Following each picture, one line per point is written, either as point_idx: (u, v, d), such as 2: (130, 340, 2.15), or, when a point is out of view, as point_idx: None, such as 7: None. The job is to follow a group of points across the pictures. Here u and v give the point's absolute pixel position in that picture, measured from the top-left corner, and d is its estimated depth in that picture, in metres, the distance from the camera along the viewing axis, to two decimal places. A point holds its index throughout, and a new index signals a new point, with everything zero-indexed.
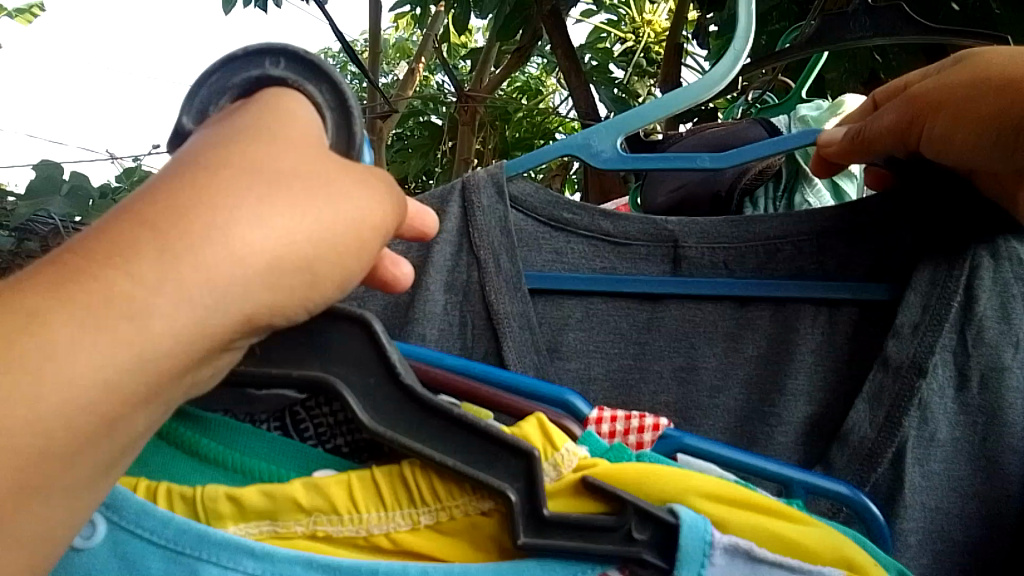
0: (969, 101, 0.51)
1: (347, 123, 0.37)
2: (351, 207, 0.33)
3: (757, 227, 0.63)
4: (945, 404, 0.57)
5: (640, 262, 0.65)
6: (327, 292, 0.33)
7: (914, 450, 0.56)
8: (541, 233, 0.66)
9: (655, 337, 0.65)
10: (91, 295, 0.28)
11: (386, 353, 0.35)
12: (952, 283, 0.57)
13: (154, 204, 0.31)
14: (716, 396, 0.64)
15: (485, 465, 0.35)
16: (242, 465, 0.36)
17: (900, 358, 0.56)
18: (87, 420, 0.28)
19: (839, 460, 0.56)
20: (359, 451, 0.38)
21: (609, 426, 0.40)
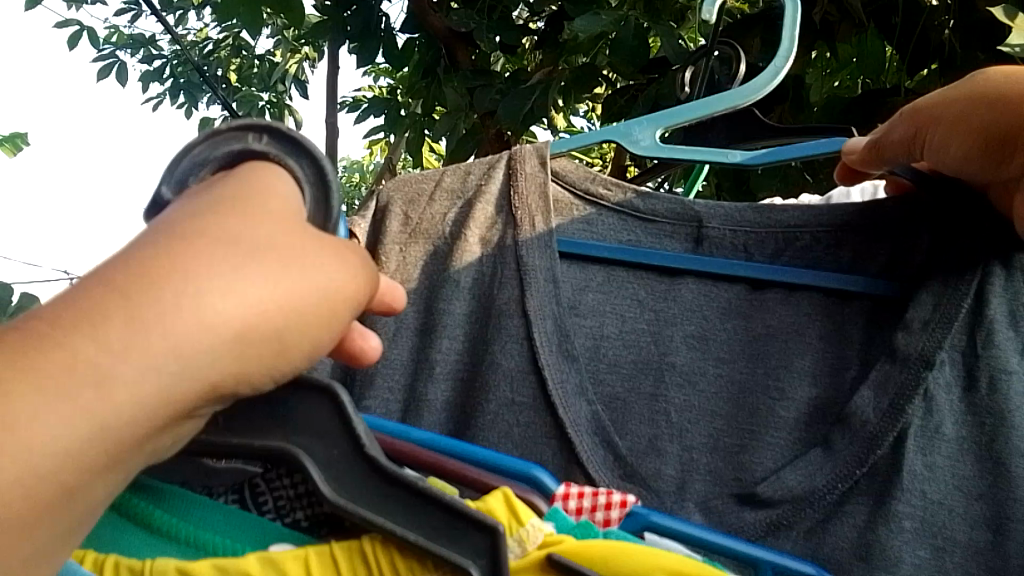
0: (961, 115, 0.53)
1: (325, 198, 0.36)
2: (324, 275, 0.33)
3: (775, 216, 0.65)
4: (951, 400, 0.57)
5: (664, 239, 0.67)
6: (296, 361, 0.32)
7: (916, 436, 0.56)
8: (573, 203, 0.68)
9: (670, 306, 0.65)
10: (53, 363, 0.27)
11: (351, 424, 0.34)
12: (964, 287, 0.58)
13: (127, 269, 0.30)
14: (721, 367, 0.63)
15: (450, 540, 0.34)
16: (195, 539, 0.34)
17: (908, 349, 0.57)
18: (49, 487, 0.27)
19: (841, 441, 0.56)
20: (320, 526, 0.36)
21: (576, 503, 0.38)
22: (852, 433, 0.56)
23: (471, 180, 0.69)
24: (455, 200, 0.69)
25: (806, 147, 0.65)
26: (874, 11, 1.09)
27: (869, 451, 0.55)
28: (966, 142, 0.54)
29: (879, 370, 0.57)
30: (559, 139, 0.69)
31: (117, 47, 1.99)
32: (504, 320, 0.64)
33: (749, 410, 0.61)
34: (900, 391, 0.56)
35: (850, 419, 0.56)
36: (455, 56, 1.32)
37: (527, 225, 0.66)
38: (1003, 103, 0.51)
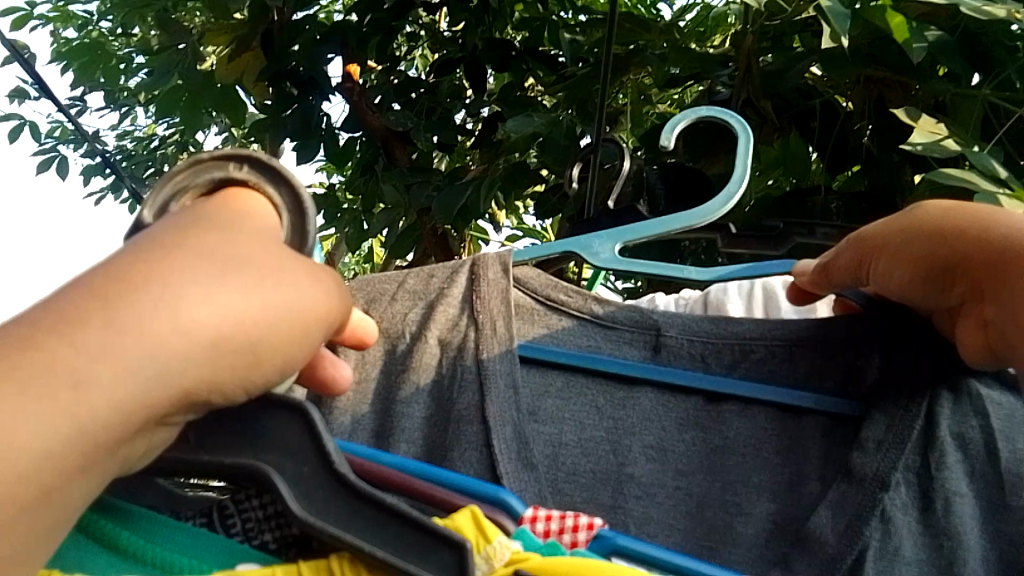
0: (912, 244, 0.51)
1: (302, 224, 0.38)
2: (298, 292, 0.34)
3: (731, 327, 0.61)
4: (908, 521, 0.54)
5: (622, 346, 0.62)
6: (267, 373, 0.33)
7: (875, 561, 0.52)
8: (535, 309, 0.62)
9: (628, 415, 0.59)
10: (33, 364, 0.28)
11: (321, 441, 0.35)
12: (914, 410, 0.54)
13: (107, 277, 0.30)
14: (680, 480, 0.57)
15: (418, 557, 0.34)
16: (160, 559, 0.34)
17: (865, 469, 0.53)
18: (27, 488, 0.27)
19: (800, 564, 0.52)
20: (287, 548, 0.36)
21: (543, 525, 0.39)
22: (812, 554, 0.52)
23: (433, 282, 0.62)
24: (418, 302, 0.62)
25: (762, 269, 0.62)
26: (793, 116, 1.02)
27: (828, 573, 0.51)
28: (913, 268, 0.52)
29: (837, 491, 0.53)
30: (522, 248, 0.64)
31: (59, 140, 1.83)
32: (462, 427, 0.57)
33: (708, 527, 0.56)
34: (858, 511, 0.52)
35: (808, 538, 0.52)
36: (393, 154, 1.27)
37: (490, 335, 0.59)
38: (955, 234, 0.49)
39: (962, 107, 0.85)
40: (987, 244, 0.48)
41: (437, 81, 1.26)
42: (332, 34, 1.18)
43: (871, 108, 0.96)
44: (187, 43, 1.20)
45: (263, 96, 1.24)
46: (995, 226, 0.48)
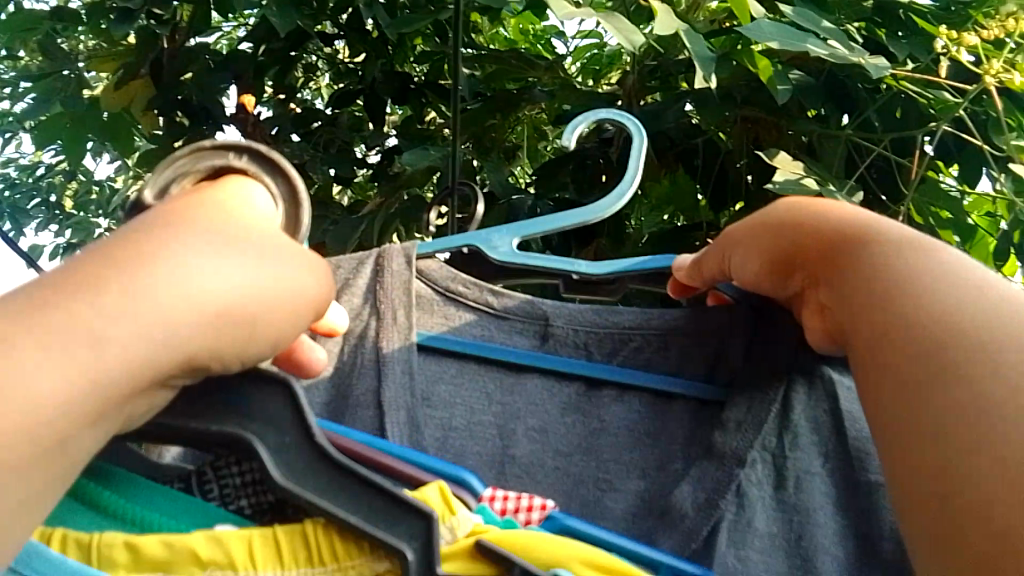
0: (759, 236, 0.56)
1: (296, 213, 0.43)
2: (289, 276, 0.37)
3: (612, 317, 0.69)
4: (762, 497, 0.61)
5: (513, 335, 0.69)
6: (260, 345, 0.36)
7: (727, 532, 0.60)
8: (434, 300, 0.69)
9: (514, 399, 0.67)
10: (55, 322, 0.30)
11: (302, 414, 0.37)
12: (769, 399, 0.61)
13: (122, 249, 0.33)
14: (559, 460, 0.66)
15: (388, 523, 0.37)
16: (141, 519, 0.37)
17: (725, 448, 0.60)
18: (46, 429, 0.28)
19: (669, 539, 0.59)
20: (262, 513, 0.40)
21: (499, 503, 0.44)
22: (673, 526, 0.59)
23: (340, 272, 0.67)
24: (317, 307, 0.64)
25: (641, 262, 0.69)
26: (678, 155, 1.10)
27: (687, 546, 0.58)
28: (759, 260, 0.57)
29: (699, 468, 0.61)
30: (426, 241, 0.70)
31: None
32: (358, 412, 0.64)
33: (582, 500, 0.64)
34: (715, 486, 0.60)
35: (672, 512, 0.60)
36: None
37: (391, 325, 0.66)
38: (788, 223, 0.53)
39: (828, 145, 0.98)
40: (814, 233, 0.51)
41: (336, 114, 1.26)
42: (226, 64, 1.18)
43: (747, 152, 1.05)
44: (72, 69, 1.19)
45: (153, 126, 1.22)
46: (829, 218, 0.50)
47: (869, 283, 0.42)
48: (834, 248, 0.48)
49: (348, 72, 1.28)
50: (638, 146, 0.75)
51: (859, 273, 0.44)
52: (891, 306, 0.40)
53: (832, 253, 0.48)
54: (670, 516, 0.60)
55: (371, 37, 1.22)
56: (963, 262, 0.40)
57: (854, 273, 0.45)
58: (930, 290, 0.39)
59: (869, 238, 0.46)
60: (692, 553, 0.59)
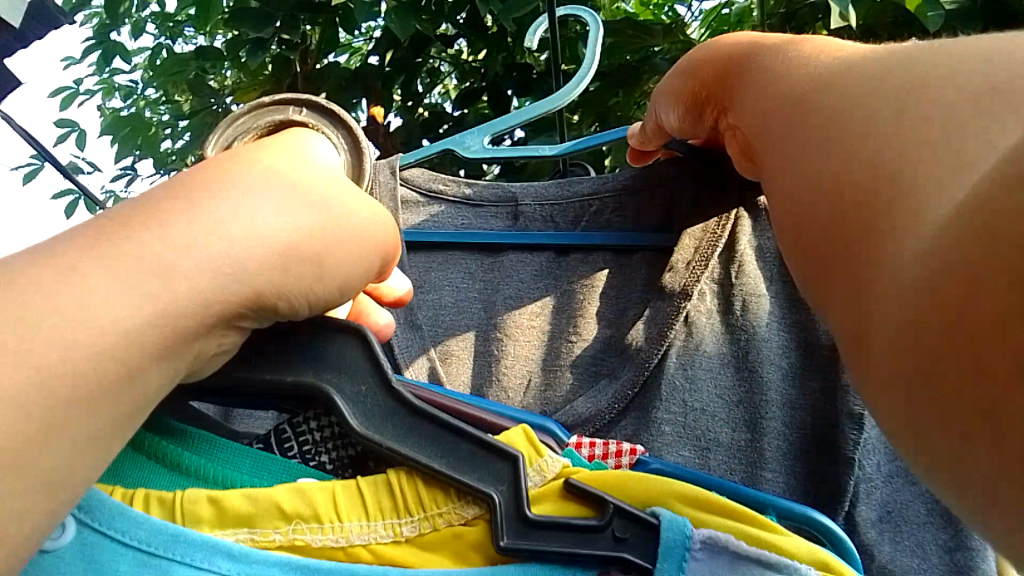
0: (677, 83, 0.62)
1: (359, 163, 0.43)
2: (357, 221, 0.37)
3: (574, 188, 0.74)
4: (710, 323, 0.64)
5: (487, 219, 0.75)
6: (329, 290, 0.36)
7: (677, 357, 0.63)
8: (418, 201, 0.76)
9: (495, 276, 0.71)
10: (125, 252, 0.30)
11: (378, 360, 0.37)
12: (718, 230, 0.66)
13: (188, 181, 0.33)
14: (536, 319, 0.69)
15: (471, 469, 0.36)
16: (222, 478, 0.36)
17: (673, 285, 0.65)
18: (110, 367, 0.29)
19: (625, 372, 0.63)
20: (344, 467, 0.39)
21: (587, 449, 0.44)
22: (630, 361, 0.64)
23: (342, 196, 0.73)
24: None
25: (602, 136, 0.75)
26: None
27: (640, 374, 0.62)
28: (679, 100, 0.62)
29: (653, 307, 0.65)
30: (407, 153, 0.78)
31: None
32: None
33: (553, 354, 0.67)
34: (667, 319, 0.64)
35: (628, 349, 0.64)
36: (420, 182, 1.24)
37: None
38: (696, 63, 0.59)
39: None
40: (713, 62, 0.56)
41: (462, 114, 1.10)
42: (356, 77, 1.07)
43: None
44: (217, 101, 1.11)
45: None
46: (725, 44, 0.56)
47: (767, 77, 0.47)
48: (732, 70, 0.53)
49: (471, 70, 1.09)
50: (593, 37, 0.83)
51: (755, 75, 0.49)
52: (779, 79, 0.45)
53: (733, 69, 0.53)
54: (627, 353, 0.64)
55: (489, 32, 1.05)
56: (833, 40, 0.45)
57: (749, 77, 0.50)
58: (801, 70, 0.44)
59: (760, 50, 0.51)
60: (644, 383, 0.63)
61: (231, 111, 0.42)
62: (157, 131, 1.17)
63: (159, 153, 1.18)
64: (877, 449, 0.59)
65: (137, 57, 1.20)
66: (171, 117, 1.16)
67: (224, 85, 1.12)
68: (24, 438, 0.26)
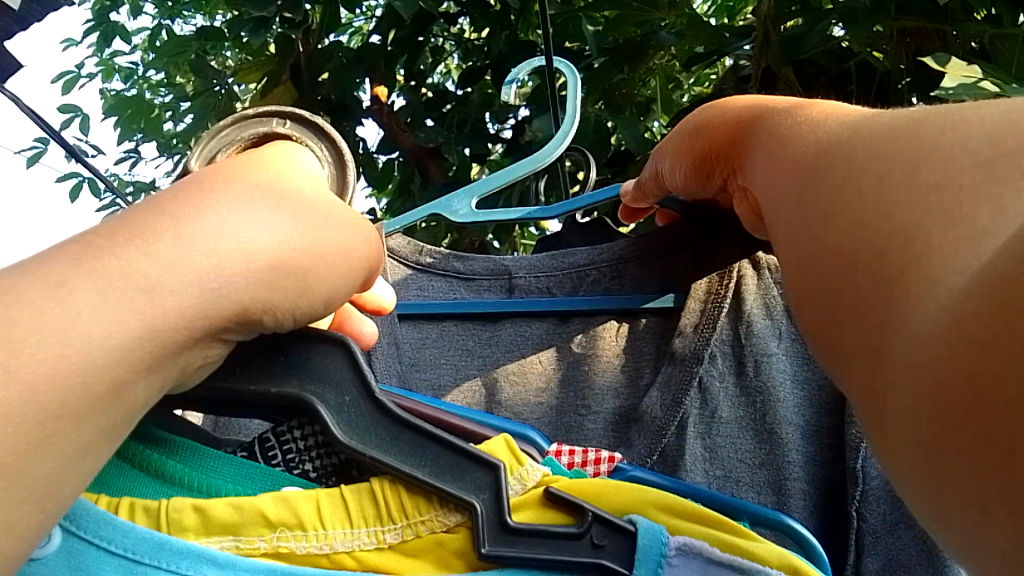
0: (686, 141, 0.60)
1: (342, 175, 0.44)
2: (346, 235, 0.38)
3: (568, 259, 0.77)
4: (725, 387, 0.69)
5: (481, 292, 0.78)
6: (315, 303, 0.36)
7: (696, 425, 0.68)
8: (407, 274, 0.79)
9: (494, 349, 0.76)
10: (112, 267, 0.31)
11: (362, 372, 0.37)
12: (722, 291, 0.71)
13: (175, 196, 0.34)
14: (541, 396, 0.74)
15: (453, 478, 0.36)
16: (208, 486, 0.37)
17: (684, 350, 0.69)
18: (102, 378, 0.29)
19: (640, 441, 0.68)
20: (328, 475, 0.40)
21: (567, 458, 0.45)
22: (647, 429, 0.68)
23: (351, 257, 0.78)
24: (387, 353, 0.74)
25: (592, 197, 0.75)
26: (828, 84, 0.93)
27: (656, 441, 0.67)
28: (685, 160, 0.61)
29: (665, 373, 0.70)
30: (390, 220, 0.78)
31: None
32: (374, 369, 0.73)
33: (564, 429, 0.72)
34: (680, 386, 0.68)
35: (644, 417, 0.69)
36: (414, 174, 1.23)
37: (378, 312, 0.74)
38: (705, 126, 0.58)
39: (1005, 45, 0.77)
40: (723, 124, 0.56)
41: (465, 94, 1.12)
42: (358, 59, 1.08)
43: (911, 65, 0.86)
44: (222, 84, 1.14)
45: None
46: (735, 108, 0.56)
47: (770, 136, 0.48)
48: (737, 137, 0.54)
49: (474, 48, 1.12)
50: (574, 88, 0.83)
51: (765, 140, 0.48)
52: (785, 144, 0.45)
53: (739, 133, 0.53)
54: (644, 420, 0.69)
55: (492, 10, 1.08)
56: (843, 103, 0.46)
57: (758, 139, 0.50)
58: (808, 125, 0.44)
59: (763, 111, 0.52)
60: (665, 450, 0.67)
61: (215, 124, 0.42)
62: (160, 113, 1.21)
63: (160, 133, 1.21)
64: (880, 499, 0.62)
65: (136, 37, 1.28)
66: (174, 99, 1.21)
67: (224, 66, 1.17)
68: (17, 451, 0.27)
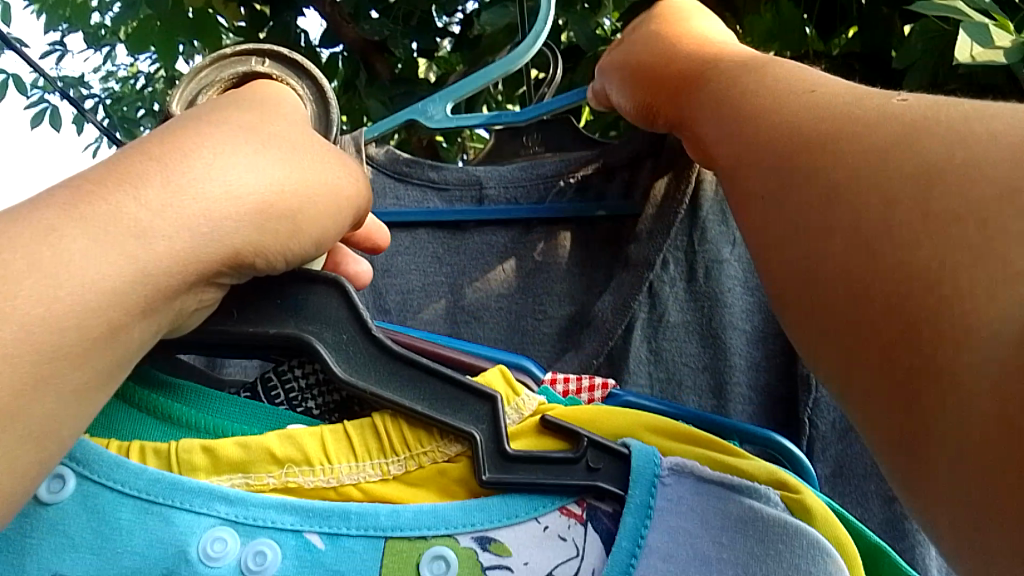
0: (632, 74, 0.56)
1: (325, 113, 0.44)
2: (333, 175, 0.38)
3: (538, 170, 0.79)
4: (675, 291, 0.74)
5: (453, 201, 0.81)
6: (306, 243, 0.36)
7: (643, 327, 0.74)
8: (384, 181, 0.82)
9: (461, 257, 0.81)
10: (100, 211, 0.31)
11: (358, 311, 0.38)
12: (677, 199, 0.73)
13: (160, 140, 0.34)
14: (502, 300, 0.79)
15: (452, 410, 0.38)
16: (214, 427, 0.38)
17: (637, 256, 0.73)
18: (96, 322, 0.30)
19: (591, 341, 0.72)
20: (330, 412, 0.41)
21: (562, 386, 0.46)
22: (598, 329, 0.73)
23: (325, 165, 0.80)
24: None
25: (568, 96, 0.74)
26: None
27: (605, 342, 0.72)
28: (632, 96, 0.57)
29: (618, 279, 0.74)
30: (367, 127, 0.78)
31: None
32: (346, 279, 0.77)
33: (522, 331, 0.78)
34: (630, 290, 0.73)
35: (596, 320, 0.73)
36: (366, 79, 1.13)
37: None
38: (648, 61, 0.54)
39: None
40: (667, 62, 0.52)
41: None
42: None
43: None
44: None
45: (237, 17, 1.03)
46: (683, 44, 0.52)
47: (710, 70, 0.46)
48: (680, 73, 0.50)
49: None
50: None
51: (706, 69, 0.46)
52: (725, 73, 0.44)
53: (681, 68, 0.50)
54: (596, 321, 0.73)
55: None
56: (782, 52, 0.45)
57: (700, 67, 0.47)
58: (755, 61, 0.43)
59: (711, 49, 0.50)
60: (612, 348, 0.73)
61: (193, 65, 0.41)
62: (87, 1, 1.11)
63: (88, 23, 1.13)
64: (828, 407, 0.67)
65: None
66: None
67: None
68: (14, 391, 0.28)
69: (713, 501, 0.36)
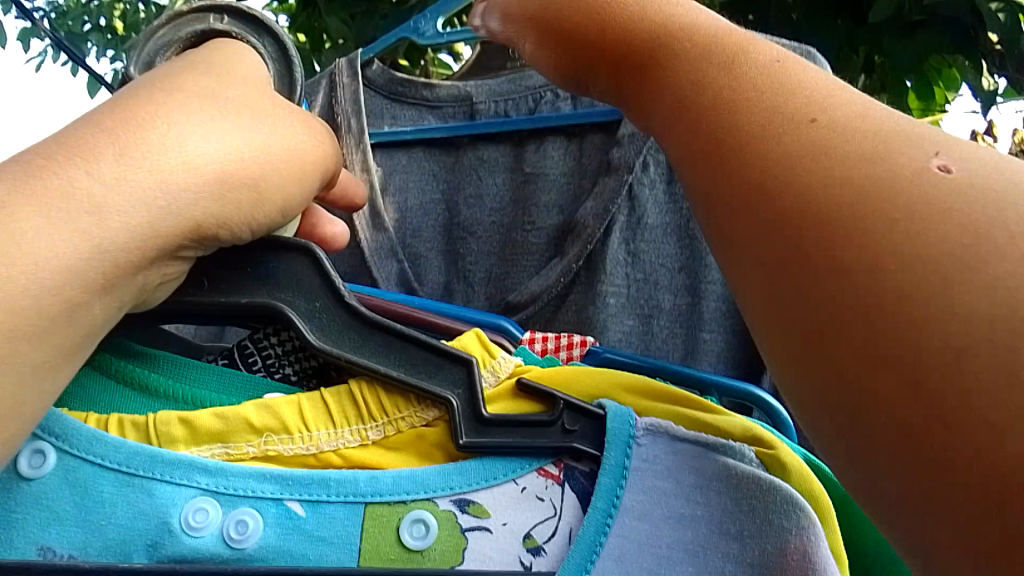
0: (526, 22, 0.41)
1: (288, 71, 0.42)
2: (297, 139, 0.37)
3: (525, 83, 0.83)
4: (655, 194, 0.76)
5: (445, 117, 0.86)
6: (272, 210, 0.36)
7: (623, 229, 0.75)
8: (384, 102, 0.88)
9: (455, 174, 0.85)
10: (51, 187, 0.30)
11: (331, 279, 0.38)
12: None
13: (112, 111, 0.33)
14: (495, 215, 0.83)
15: (428, 374, 0.38)
16: (192, 396, 0.38)
17: (620, 159, 0.75)
18: (54, 300, 0.29)
19: (572, 249, 0.76)
20: (308, 378, 0.41)
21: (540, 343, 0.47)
22: (579, 236, 0.76)
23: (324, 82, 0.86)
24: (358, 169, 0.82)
25: None
26: None
27: (585, 247, 0.75)
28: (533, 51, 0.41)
29: (601, 185, 0.76)
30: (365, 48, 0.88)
31: None
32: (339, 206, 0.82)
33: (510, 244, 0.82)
34: (610, 196, 0.75)
35: (579, 228, 0.76)
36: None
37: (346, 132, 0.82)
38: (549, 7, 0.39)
39: None
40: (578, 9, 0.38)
41: None
42: None
43: None
44: None
45: None
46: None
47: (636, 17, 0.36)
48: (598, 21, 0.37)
49: None
50: None
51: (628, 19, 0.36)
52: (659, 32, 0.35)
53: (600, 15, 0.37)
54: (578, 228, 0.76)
55: None
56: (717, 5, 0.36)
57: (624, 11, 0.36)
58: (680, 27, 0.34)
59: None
60: (592, 253, 0.75)
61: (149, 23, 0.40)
62: None
63: None
64: None
65: None
66: None
67: None
68: None
69: (688, 459, 0.37)
